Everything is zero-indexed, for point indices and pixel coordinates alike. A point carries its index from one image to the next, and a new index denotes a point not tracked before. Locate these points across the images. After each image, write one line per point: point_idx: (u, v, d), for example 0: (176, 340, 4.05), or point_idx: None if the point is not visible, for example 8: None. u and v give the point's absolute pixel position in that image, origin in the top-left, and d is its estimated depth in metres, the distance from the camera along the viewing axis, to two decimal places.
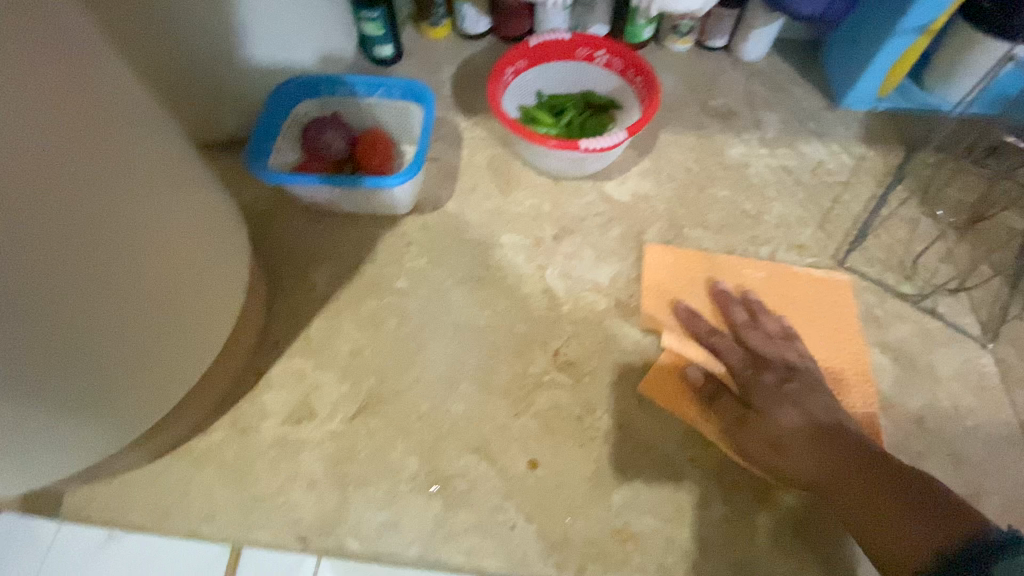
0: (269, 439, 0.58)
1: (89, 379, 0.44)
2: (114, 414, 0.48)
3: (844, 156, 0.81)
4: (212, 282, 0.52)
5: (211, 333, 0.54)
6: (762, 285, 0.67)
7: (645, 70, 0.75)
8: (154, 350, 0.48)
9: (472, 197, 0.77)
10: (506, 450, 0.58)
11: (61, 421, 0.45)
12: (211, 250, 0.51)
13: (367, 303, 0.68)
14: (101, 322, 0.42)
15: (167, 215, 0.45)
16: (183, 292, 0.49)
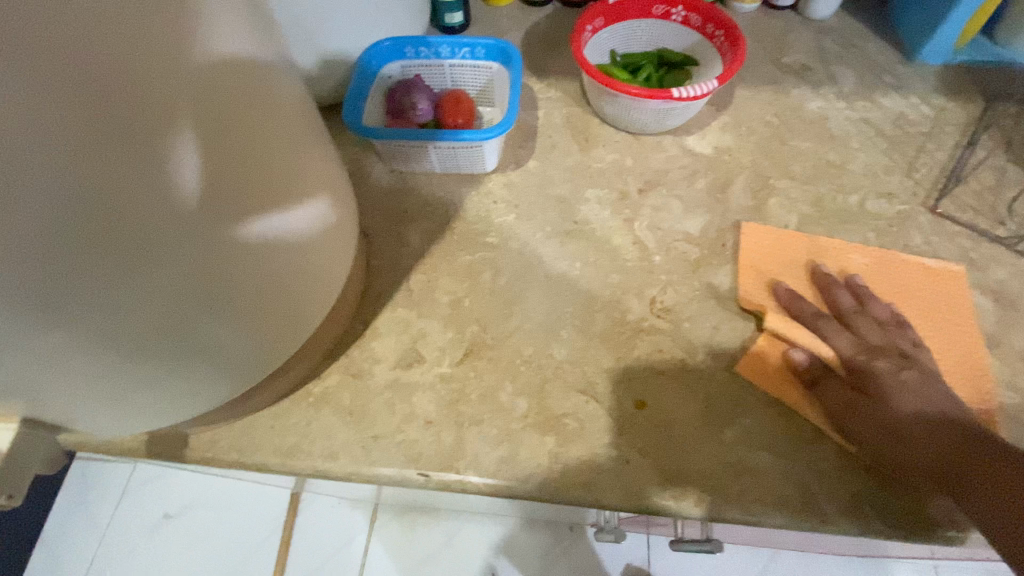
0: (382, 383, 0.60)
1: (232, 325, 0.42)
2: (241, 360, 0.47)
3: (925, 108, 0.80)
4: (328, 229, 0.51)
5: (325, 280, 0.53)
6: (867, 270, 0.64)
7: (727, 23, 0.74)
8: (284, 297, 0.46)
9: (553, 155, 0.78)
10: (613, 391, 0.59)
11: (189, 375, 0.43)
12: (329, 192, 0.49)
13: (462, 256, 0.69)
14: (253, 267, 0.39)
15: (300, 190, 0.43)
16: (312, 237, 0.47)
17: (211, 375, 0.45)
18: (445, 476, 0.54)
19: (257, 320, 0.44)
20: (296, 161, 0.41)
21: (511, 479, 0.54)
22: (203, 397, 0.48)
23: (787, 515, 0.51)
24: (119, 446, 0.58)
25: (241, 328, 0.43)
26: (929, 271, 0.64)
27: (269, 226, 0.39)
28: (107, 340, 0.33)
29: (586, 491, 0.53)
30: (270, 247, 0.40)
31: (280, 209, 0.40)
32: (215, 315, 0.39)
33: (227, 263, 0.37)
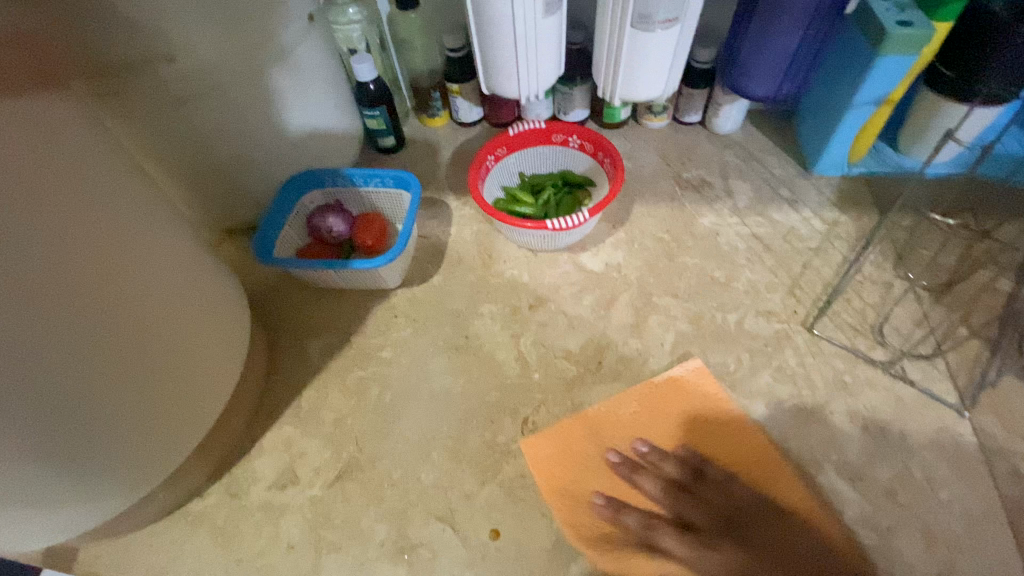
0: (256, 503, 0.63)
1: (78, 430, 0.48)
2: (110, 468, 0.53)
3: (817, 222, 0.83)
4: (196, 343, 0.60)
5: (199, 391, 0.61)
6: (637, 419, 0.66)
7: (613, 152, 0.81)
8: (141, 398, 0.54)
9: (457, 271, 0.84)
10: (471, 519, 0.60)
11: (86, 460, 0.51)
12: (194, 312, 0.59)
13: (354, 372, 0.73)
14: (84, 370, 0.48)
15: (158, 269, 0.55)
16: (164, 344, 0.55)
17: (107, 461, 0.53)
18: None
19: (109, 424, 0.51)
20: (134, 280, 0.51)
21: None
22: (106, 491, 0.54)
23: None
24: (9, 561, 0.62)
25: (90, 433, 0.50)
26: (675, 381, 0.67)
27: (115, 306, 0.50)
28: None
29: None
30: (103, 353, 0.49)
31: (124, 289, 0.50)
32: (50, 418, 0.46)
33: (47, 367, 0.45)
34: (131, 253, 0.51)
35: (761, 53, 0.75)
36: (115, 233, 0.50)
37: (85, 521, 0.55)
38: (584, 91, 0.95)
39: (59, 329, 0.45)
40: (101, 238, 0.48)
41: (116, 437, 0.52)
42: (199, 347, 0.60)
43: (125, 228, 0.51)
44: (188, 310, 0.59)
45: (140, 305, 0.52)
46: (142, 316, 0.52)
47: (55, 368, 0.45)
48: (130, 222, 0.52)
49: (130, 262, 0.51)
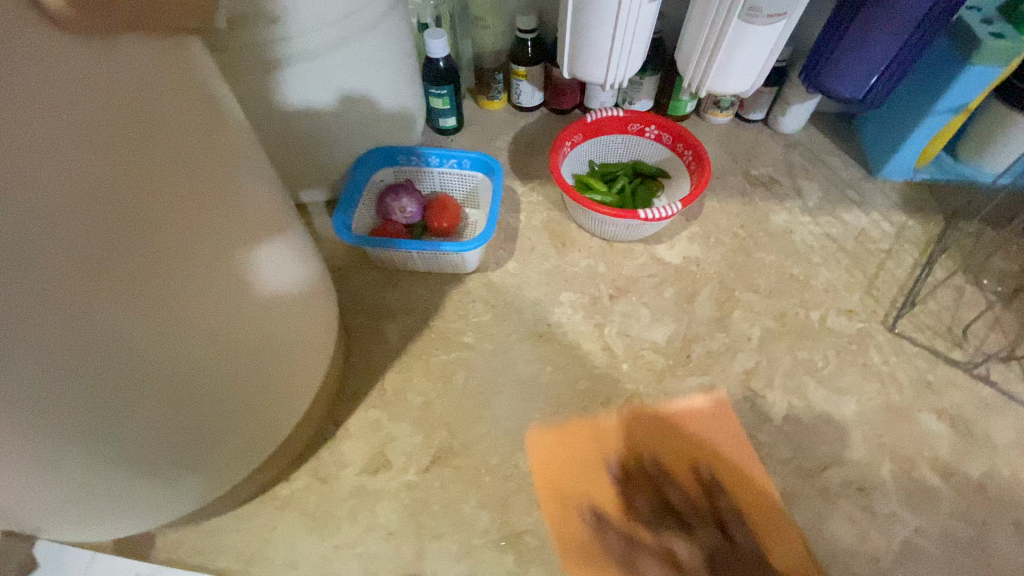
0: (348, 488, 0.61)
1: (148, 429, 0.43)
2: (186, 465, 0.50)
3: (885, 225, 0.85)
4: (292, 340, 0.56)
5: (281, 391, 0.56)
6: (639, 438, 0.64)
7: (695, 145, 0.81)
8: (229, 400, 0.49)
9: (531, 257, 0.82)
10: (574, 509, 0.59)
11: (162, 453, 0.46)
12: (286, 302, 0.53)
13: (436, 357, 0.72)
14: (172, 369, 0.42)
15: (264, 251, 0.48)
16: (261, 347, 0.51)
17: (181, 454, 0.48)
18: None
19: (188, 419, 0.46)
20: (249, 279, 0.46)
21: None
22: (175, 481, 0.50)
23: None
24: (85, 545, 0.58)
25: (167, 432, 0.45)
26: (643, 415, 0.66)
27: (214, 302, 0.43)
28: (79, 418, 0.38)
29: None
30: (209, 357, 0.45)
31: (226, 284, 0.44)
32: (129, 415, 0.41)
33: (131, 369, 0.39)
34: (251, 252, 0.46)
35: (851, 54, 0.76)
36: (244, 229, 0.45)
37: (153, 505, 0.52)
38: (653, 82, 0.94)
39: (172, 334, 0.40)
40: (232, 236, 0.43)
41: (196, 437, 0.48)
42: (290, 347, 0.56)
43: (251, 223, 0.46)
44: (284, 297, 0.53)
45: (250, 309, 0.47)
46: (250, 319, 0.48)
47: (160, 372, 0.41)
48: (255, 215, 0.47)
49: (249, 263, 0.46)
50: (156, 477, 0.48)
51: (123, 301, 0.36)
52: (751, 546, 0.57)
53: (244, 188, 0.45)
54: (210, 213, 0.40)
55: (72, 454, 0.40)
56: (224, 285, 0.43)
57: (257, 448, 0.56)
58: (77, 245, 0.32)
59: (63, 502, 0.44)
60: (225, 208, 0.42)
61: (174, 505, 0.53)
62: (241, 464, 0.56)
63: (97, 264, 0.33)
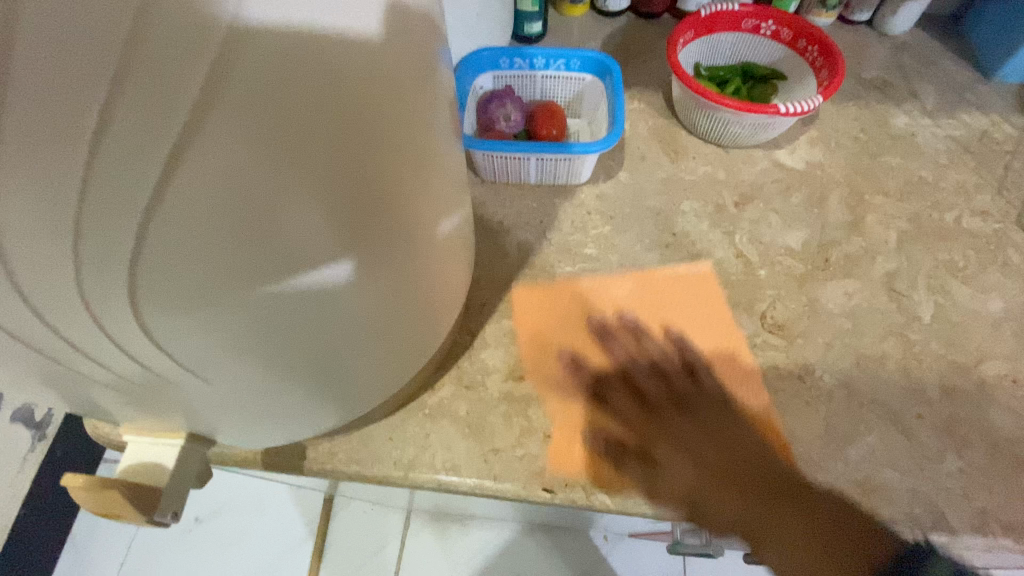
0: (498, 394, 0.59)
1: (307, 360, 0.38)
2: (332, 399, 0.47)
3: (1006, 126, 0.81)
4: (453, 252, 0.51)
5: (427, 336, 0.53)
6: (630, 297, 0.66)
7: (821, 38, 0.75)
8: (388, 347, 0.46)
9: (644, 166, 0.78)
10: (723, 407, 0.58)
11: (317, 377, 0.42)
12: (452, 203, 0.46)
13: (563, 268, 0.69)
14: (346, 312, 0.36)
15: (444, 165, 0.39)
16: (423, 301, 0.47)
17: (333, 378, 0.44)
18: (572, 492, 0.54)
19: (348, 351, 0.41)
20: (436, 227, 0.41)
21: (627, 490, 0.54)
22: (327, 398, 0.47)
23: (919, 534, 0.52)
24: (236, 458, 0.56)
25: (322, 363, 0.40)
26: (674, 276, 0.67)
27: (393, 247, 0.34)
28: (243, 350, 0.33)
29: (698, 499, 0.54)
30: (389, 312, 0.41)
31: (413, 220, 0.35)
32: (291, 350, 0.36)
33: (306, 312, 0.32)
34: (442, 213, 0.41)
35: None
36: (443, 188, 0.40)
37: (306, 418, 0.49)
38: None
39: (370, 295, 0.37)
40: (439, 163, 0.37)
41: (351, 378, 0.46)
42: (444, 293, 0.52)
43: (448, 180, 0.41)
44: (449, 213, 0.45)
45: (428, 267, 0.43)
46: (427, 275, 0.44)
47: (353, 325, 0.38)
48: (450, 170, 0.41)
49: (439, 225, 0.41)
50: (306, 398, 0.44)
51: (346, 266, 0.31)
52: (919, 437, 0.56)
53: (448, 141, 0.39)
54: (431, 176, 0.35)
55: (230, 379, 0.36)
56: (419, 249, 0.39)
57: (395, 381, 0.53)
58: (321, 223, 0.27)
59: (214, 416, 0.41)
60: (439, 167, 0.37)
61: (305, 426, 0.51)
62: (396, 374, 0.53)
63: (305, 205, 0.25)
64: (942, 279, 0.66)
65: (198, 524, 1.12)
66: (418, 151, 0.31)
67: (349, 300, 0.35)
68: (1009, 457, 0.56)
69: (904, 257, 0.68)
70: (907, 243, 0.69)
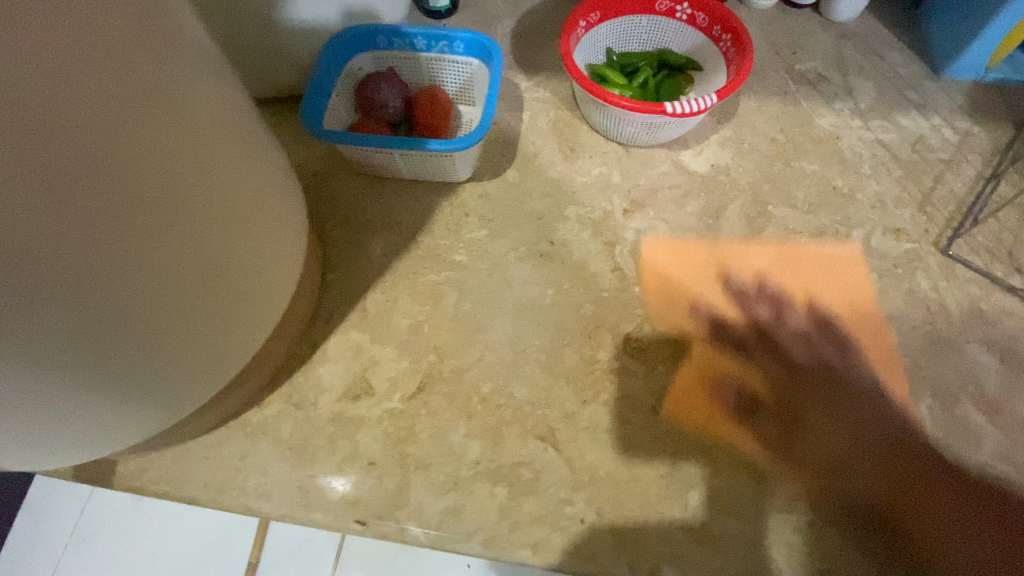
0: (327, 415, 0.55)
1: (61, 364, 0.34)
2: (112, 422, 0.43)
3: (947, 131, 0.73)
4: (270, 262, 0.50)
5: (236, 344, 0.49)
6: (713, 279, 0.62)
7: (734, 26, 0.67)
8: (190, 344, 0.43)
9: (535, 165, 0.71)
10: (809, 451, 0.53)
11: (93, 388, 0.38)
12: (260, 208, 0.46)
13: (425, 276, 0.63)
14: (83, 296, 0.32)
15: (222, 157, 0.39)
16: (232, 287, 0.44)
17: (119, 394, 0.41)
18: (384, 526, 0.50)
19: (124, 351, 0.38)
20: (224, 217, 0.41)
21: (858, 500, 0.52)
22: (126, 419, 0.44)
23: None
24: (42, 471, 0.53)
25: (89, 367, 0.36)
26: (820, 259, 0.63)
27: (132, 213, 0.33)
28: None
29: (778, 542, 0.50)
30: (178, 286, 0.38)
31: (163, 188, 0.34)
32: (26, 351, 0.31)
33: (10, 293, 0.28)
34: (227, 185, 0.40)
35: None
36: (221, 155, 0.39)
37: (104, 444, 0.45)
38: None
39: (125, 276, 0.34)
40: (203, 142, 0.37)
41: (150, 384, 0.42)
42: (259, 296, 0.49)
43: (231, 153, 0.40)
44: (252, 216, 0.44)
45: (223, 243, 0.41)
46: (223, 254, 0.42)
47: (121, 298, 0.35)
48: (235, 146, 0.41)
49: (223, 198, 0.40)
50: (88, 420, 0.40)
51: (46, 226, 0.28)
52: (768, 483, 0.52)
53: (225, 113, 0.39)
54: (180, 128, 0.34)
55: None
56: (197, 226, 0.38)
57: (195, 397, 0.49)
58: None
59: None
60: (198, 128, 0.36)
61: (86, 452, 0.46)
62: (195, 396, 0.48)
63: None
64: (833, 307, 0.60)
65: (142, 506, 0.65)
66: (138, 91, 0.31)
67: (84, 274, 0.32)
68: (862, 511, 0.51)
69: (797, 277, 0.62)
70: (804, 263, 0.62)
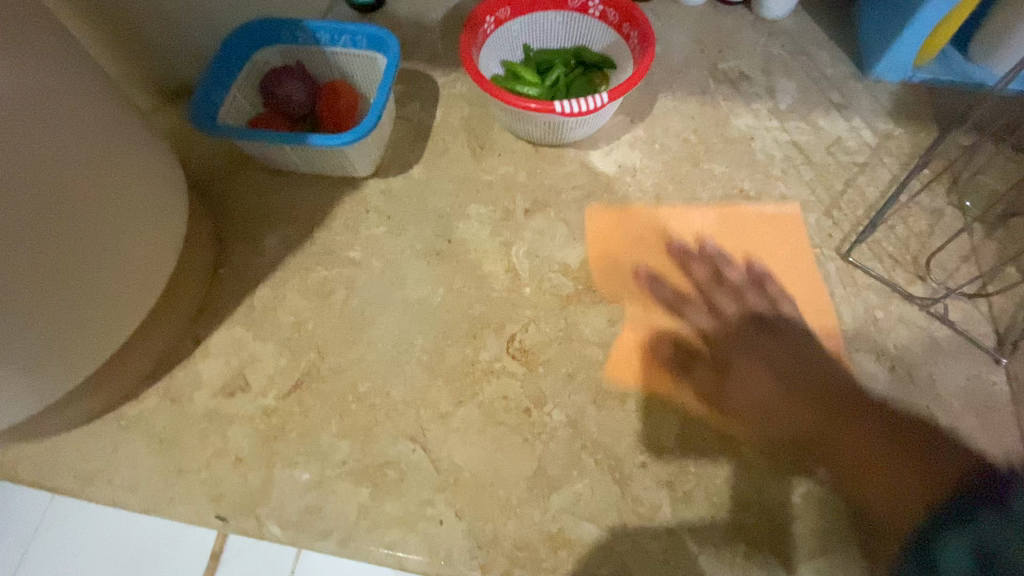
0: (200, 410, 0.55)
1: None
2: None
3: (866, 133, 0.71)
4: (143, 265, 0.52)
5: (107, 335, 0.51)
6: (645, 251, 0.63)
7: (641, 22, 0.66)
8: (46, 295, 0.44)
9: (442, 162, 0.70)
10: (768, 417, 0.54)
11: None
12: (128, 207, 0.49)
13: (317, 272, 0.63)
14: None
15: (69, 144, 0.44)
16: (89, 244, 0.46)
17: None
18: (244, 522, 0.51)
19: None
20: (72, 198, 0.44)
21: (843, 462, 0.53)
22: None
23: None
24: None
25: None
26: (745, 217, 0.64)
27: None
28: None
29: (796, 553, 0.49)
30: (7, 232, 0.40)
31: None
32: None
33: None
34: (78, 141, 0.44)
35: None
36: (72, 110, 0.44)
37: None
38: None
39: None
40: (42, 123, 0.41)
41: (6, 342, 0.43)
42: (135, 279, 0.51)
43: (86, 115, 0.45)
44: (112, 210, 0.48)
45: (73, 189, 0.44)
46: (63, 215, 0.44)
47: None
48: (93, 112, 0.46)
49: (75, 150, 0.44)
50: None
51: None
52: (633, 489, 0.51)
53: (83, 82, 0.45)
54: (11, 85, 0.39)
55: None
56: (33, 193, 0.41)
57: (59, 389, 0.49)
58: None
59: None
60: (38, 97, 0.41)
61: None
62: (54, 386, 0.49)
63: None
64: (747, 329, 0.59)
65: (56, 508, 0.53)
66: None
67: None
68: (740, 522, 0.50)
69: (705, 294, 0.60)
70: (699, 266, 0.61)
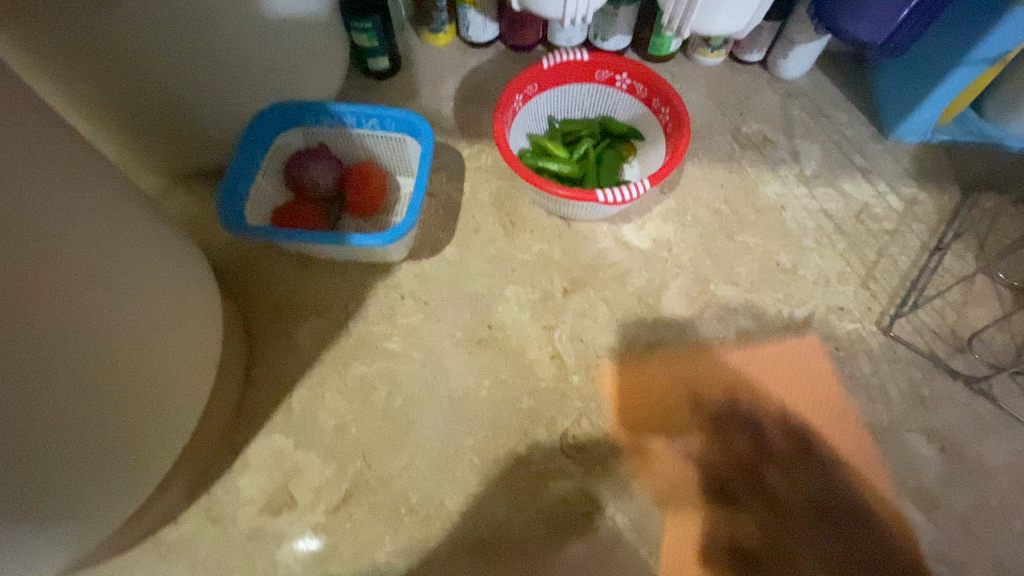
0: (246, 531, 0.53)
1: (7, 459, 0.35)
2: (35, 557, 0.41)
3: (892, 198, 0.72)
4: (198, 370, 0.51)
5: (139, 467, 0.46)
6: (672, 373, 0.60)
7: (673, 100, 0.66)
8: (126, 414, 0.43)
9: (475, 241, 0.69)
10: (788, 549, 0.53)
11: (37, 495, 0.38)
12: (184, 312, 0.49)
13: (355, 368, 0.60)
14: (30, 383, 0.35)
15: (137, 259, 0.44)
16: (158, 355, 0.45)
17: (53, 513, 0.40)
18: None
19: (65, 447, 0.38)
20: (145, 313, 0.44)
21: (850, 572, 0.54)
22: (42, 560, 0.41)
23: None
24: None
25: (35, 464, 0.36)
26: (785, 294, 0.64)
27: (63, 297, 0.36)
28: None
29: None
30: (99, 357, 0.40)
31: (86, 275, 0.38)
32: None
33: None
34: (128, 254, 0.43)
35: None
36: (132, 226, 0.44)
37: None
38: (630, 15, 0.74)
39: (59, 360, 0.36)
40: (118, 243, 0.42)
41: (38, 494, 0.38)
42: (165, 397, 0.47)
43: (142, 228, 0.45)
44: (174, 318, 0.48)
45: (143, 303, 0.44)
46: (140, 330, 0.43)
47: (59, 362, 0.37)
48: (143, 220, 0.46)
49: (141, 264, 0.44)
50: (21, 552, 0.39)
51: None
52: None
53: (102, 187, 0.41)
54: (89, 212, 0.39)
55: None
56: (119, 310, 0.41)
57: (93, 536, 0.45)
58: None
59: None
60: (110, 220, 0.41)
61: None
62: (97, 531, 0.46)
63: None
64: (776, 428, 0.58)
65: None
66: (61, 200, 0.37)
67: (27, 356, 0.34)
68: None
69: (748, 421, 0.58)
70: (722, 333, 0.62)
